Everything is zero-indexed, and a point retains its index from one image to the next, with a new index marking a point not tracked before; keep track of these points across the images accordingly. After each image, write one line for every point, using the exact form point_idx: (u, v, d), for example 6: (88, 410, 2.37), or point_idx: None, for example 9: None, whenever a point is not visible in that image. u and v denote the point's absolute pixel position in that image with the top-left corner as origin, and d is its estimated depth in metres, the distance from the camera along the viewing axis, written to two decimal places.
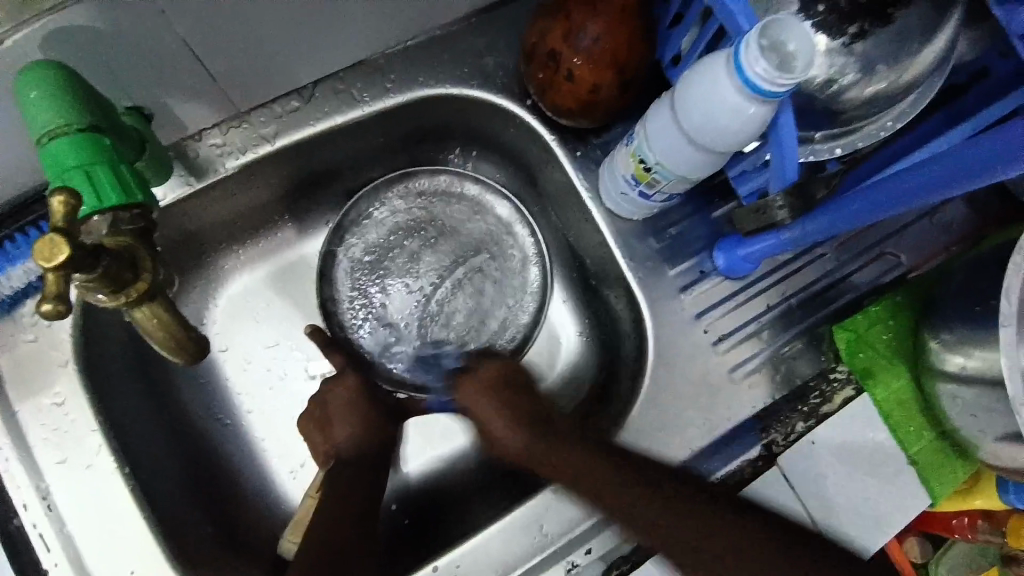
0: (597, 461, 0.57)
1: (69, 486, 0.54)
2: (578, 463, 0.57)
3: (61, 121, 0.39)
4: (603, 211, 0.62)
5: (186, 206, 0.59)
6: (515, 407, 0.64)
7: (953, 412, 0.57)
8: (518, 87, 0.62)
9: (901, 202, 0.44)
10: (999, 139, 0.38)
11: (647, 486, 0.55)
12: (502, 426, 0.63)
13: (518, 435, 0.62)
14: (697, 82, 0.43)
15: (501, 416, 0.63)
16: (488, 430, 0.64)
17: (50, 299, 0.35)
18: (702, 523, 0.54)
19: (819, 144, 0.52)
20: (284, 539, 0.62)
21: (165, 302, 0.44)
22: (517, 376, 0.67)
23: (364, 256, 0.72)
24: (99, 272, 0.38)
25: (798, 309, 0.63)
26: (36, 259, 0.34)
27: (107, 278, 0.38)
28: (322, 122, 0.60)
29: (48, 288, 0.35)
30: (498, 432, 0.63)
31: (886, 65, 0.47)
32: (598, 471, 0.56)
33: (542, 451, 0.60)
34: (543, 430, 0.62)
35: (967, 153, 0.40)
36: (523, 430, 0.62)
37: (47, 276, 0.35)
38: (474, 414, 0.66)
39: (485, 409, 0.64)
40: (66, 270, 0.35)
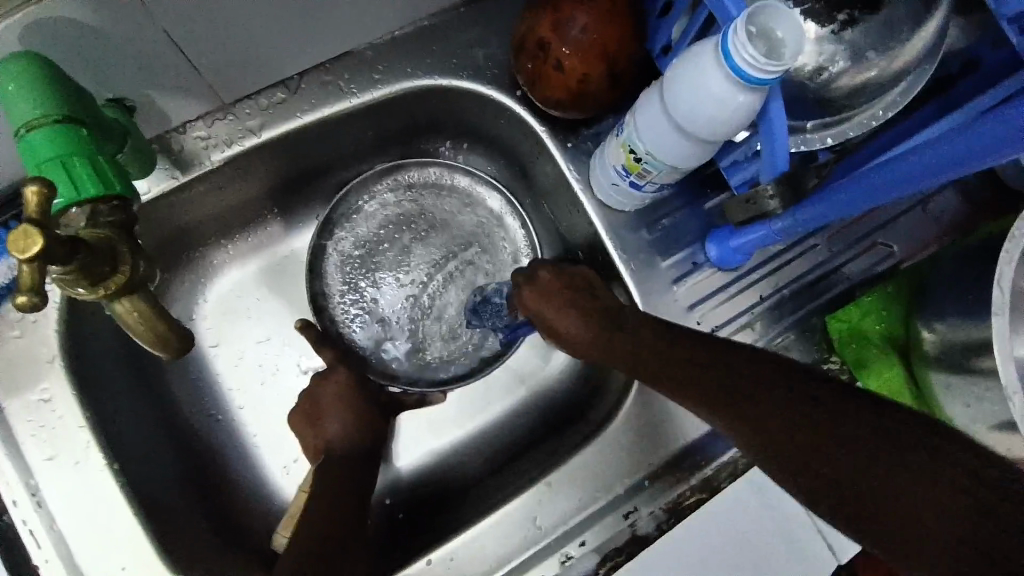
0: (722, 352, 0.52)
1: (59, 484, 0.53)
2: (653, 349, 0.54)
3: (36, 113, 0.38)
4: (595, 203, 0.62)
5: (172, 199, 0.59)
6: (586, 304, 0.60)
7: (946, 401, 0.58)
8: (508, 78, 0.61)
9: (894, 189, 0.44)
10: (978, 133, 0.38)
11: (763, 378, 0.49)
12: (571, 323, 0.60)
13: (582, 325, 0.59)
14: (685, 69, 0.43)
15: (572, 314, 0.60)
16: (554, 326, 0.61)
17: (24, 291, 0.34)
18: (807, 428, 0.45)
19: (811, 134, 0.51)
20: (276, 533, 0.63)
21: (147, 295, 0.43)
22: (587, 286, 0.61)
23: (354, 250, 0.71)
24: (77, 265, 0.37)
25: (790, 300, 0.63)
26: (9, 251, 0.33)
27: (86, 268, 0.38)
28: (309, 114, 0.59)
29: (23, 281, 0.34)
30: (565, 327, 0.60)
31: (876, 53, 0.46)
32: (696, 363, 0.52)
33: (605, 341, 0.58)
34: (613, 327, 0.57)
35: (949, 145, 0.40)
36: (595, 330, 0.58)
37: (22, 269, 0.34)
38: (537, 317, 0.62)
39: (556, 313, 0.61)
40: (42, 262, 0.34)
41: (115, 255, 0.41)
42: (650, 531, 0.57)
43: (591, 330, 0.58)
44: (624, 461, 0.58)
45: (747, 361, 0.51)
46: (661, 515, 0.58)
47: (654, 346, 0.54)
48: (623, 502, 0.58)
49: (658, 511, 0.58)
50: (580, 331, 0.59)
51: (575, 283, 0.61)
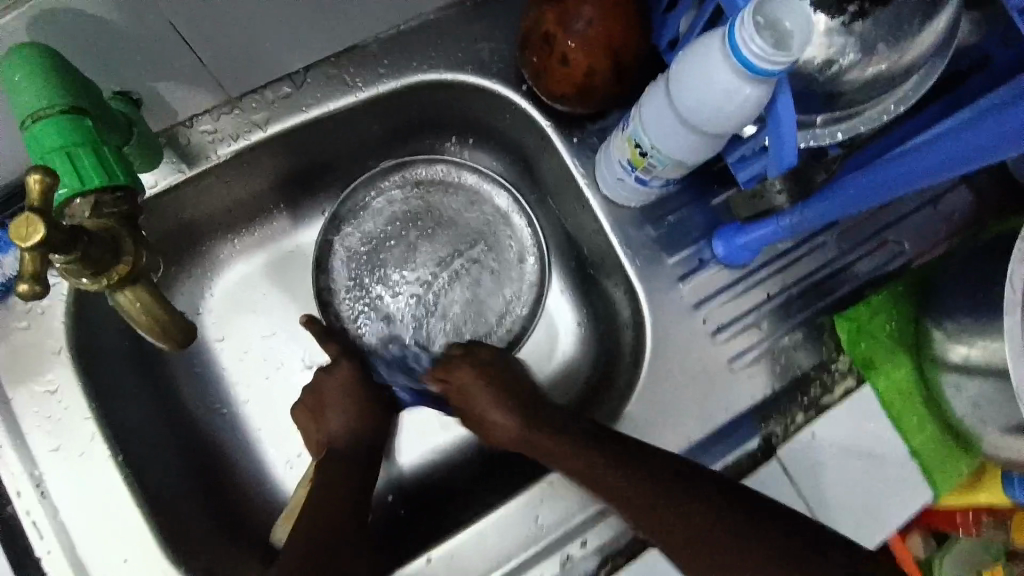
0: (626, 467, 0.53)
1: (63, 475, 0.54)
2: (591, 467, 0.53)
3: (43, 104, 0.38)
4: (600, 199, 0.61)
5: (178, 193, 0.59)
6: (509, 393, 0.61)
7: (955, 403, 0.57)
8: (513, 73, 0.61)
9: (903, 185, 0.44)
10: (976, 133, 0.38)
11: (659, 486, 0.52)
12: (500, 414, 0.60)
13: (513, 422, 0.60)
14: (691, 61, 0.42)
15: (501, 404, 0.60)
16: (474, 413, 0.62)
17: (26, 278, 0.35)
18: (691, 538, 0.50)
19: (820, 129, 0.50)
20: (277, 527, 0.63)
21: (149, 286, 0.44)
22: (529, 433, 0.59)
23: (360, 246, 0.71)
24: (79, 255, 0.38)
25: (798, 299, 0.62)
26: (11, 239, 0.34)
27: (87, 259, 0.38)
28: (315, 109, 0.59)
29: (25, 267, 0.35)
30: (489, 418, 0.61)
31: (886, 45, 0.46)
32: (654, 489, 0.52)
33: (528, 434, 0.58)
34: (542, 425, 0.58)
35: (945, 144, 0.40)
36: (518, 415, 0.60)
37: (23, 256, 0.34)
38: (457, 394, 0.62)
39: (480, 392, 0.61)
40: (43, 250, 0.35)
41: (117, 245, 0.41)
42: None
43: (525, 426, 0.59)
44: None
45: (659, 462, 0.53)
46: None
47: (591, 464, 0.54)
48: None
49: None
50: (503, 422, 0.60)
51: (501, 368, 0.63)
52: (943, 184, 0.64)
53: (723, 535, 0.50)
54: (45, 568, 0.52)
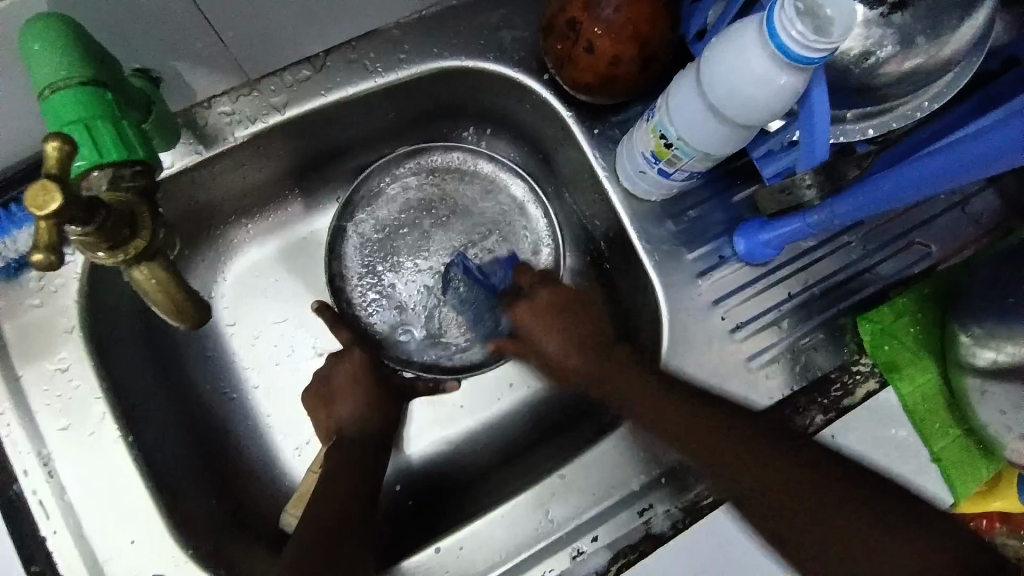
0: (720, 433, 0.55)
1: (73, 454, 0.53)
2: (661, 411, 0.56)
3: (63, 74, 0.38)
4: (619, 192, 0.60)
5: (195, 174, 0.58)
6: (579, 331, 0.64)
7: (980, 408, 0.55)
8: (534, 61, 0.60)
9: (937, 181, 0.42)
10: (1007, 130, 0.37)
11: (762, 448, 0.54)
12: (558, 344, 0.64)
13: (574, 355, 0.64)
14: (723, 48, 0.41)
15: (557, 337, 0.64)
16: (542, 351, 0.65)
17: (41, 249, 0.34)
18: (775, 487, 0.54)
19: (851, 124, 0.49)
20: (285, 513, 0.62)
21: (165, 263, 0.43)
22: (568, 300, 0.65)
23: (373, 233, 0.71)
24: (96, 227, 0.37)
25: (819, 299, 0.61)
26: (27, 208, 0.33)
27: (105, 231, 0.37)
28: (333, 93, 0.58)
29: (40, 238, 0.34)
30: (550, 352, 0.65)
31: (925, 37, 0.44)
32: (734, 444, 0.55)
33: (607, 368, 0.62)
34: (594, 344, 0.64)
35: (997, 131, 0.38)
36: (585, 355, 0.64)
37: (39, 226, 0.34)
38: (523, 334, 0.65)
39: (543, 336, 0.64)
40: (58, 221, 0.34)
41: (135, 218, 0.40)
42: (665, 529, 0.55)
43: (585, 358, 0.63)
44: (641, 456, 0.57)
45: (733, 422, 0.55)
46: (678, 514, 0.56)
47: (664, 416, 0.56)
48: (638, 498, 0.56)
49: (673, 510, 0.56)
50: (566, 351, 0.64)
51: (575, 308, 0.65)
52: (971, 185, 0.62)
53: (765, 449, 0.54)
54: (51, 549, 0.52)
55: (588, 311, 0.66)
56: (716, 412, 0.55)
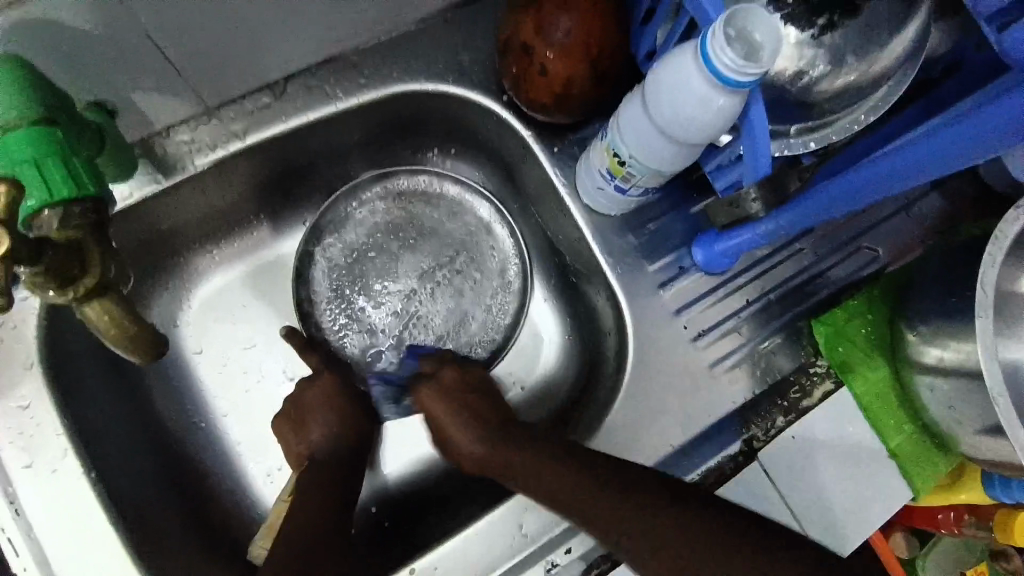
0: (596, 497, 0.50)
1: (35, 492, 0.52)
2: (558, 479, 0.52)
3: (13, 115, 0.38)
4: (581, 207, 0.62)
5: (157, 203, 0.58)
6: (479, 413, 0.60)
7: (932, 404, 0.58)
8: (493, 83, 0.62)
9: (872, 189, 0.46)
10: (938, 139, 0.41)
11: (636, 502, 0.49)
12: (457, 429, 0.59)
13: (479, 441, 0.58)
14: (665, 70, 0.43)
15: (467, 425, 0.59)
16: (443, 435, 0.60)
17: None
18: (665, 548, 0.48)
19: (794, 138, 0.52)
20: (255, 544, 0.61)
21: (118, 297, 0.43)
22: (479, 385, 0.63)
23: (342, 257, 0.71)
24: (44, 264, 0.38)
25: (777, 304, 0.63)
26: None
27: (51, 268, 0.39)
28: (293, 119, 0.59)
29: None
30: (450, 434, 0.60)
31: (856, 57, 0.47)
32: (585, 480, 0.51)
33: (497, 451, 0.56)
34: (506, 433, 0.58)
35: (923, 144, 0.42)
36: (492, 435, 0.58)
37: None
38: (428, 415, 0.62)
39: (445, 417, 0.60)
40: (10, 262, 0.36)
41: (85, 255, 0.41)
42: None
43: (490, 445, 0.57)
44: None
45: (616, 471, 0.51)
46: None
47: (551, 491, 0.52)
48: None
49: None
50: (472, 445, 0.58)
51: (485, 386, 0.63)
52: (915, 190, 0.65)
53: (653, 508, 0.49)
54: None
55: (499, 403, 0.62)
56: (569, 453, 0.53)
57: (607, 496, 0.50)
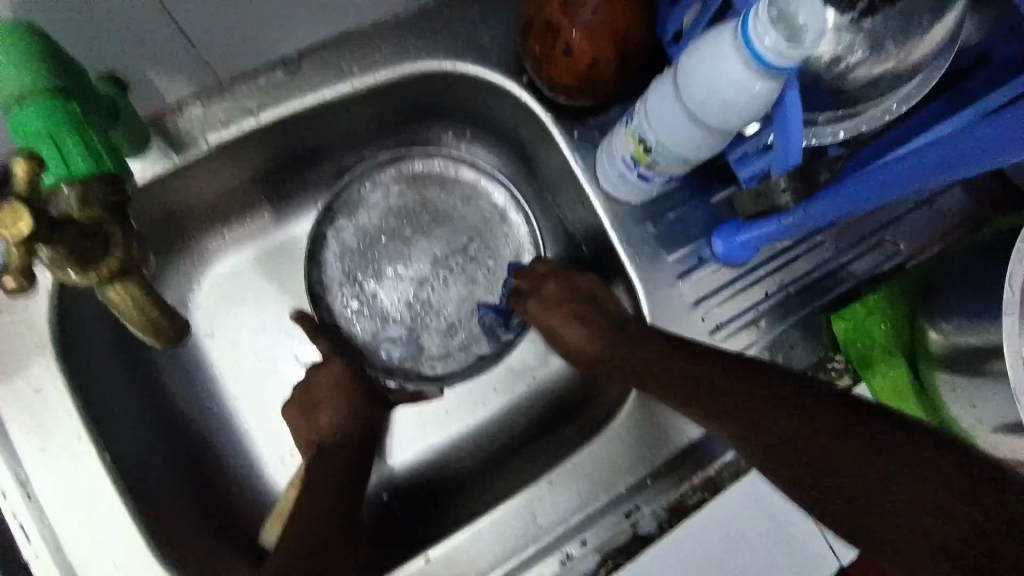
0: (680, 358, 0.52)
1: (46, 474, 0.51)
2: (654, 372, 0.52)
3: (27, 84, 0.36)
4: (600, 194, 0.61)
5: (167, 183, 0.57)
6: (600, 320, 0.59)
7: (952, 402, 0.57)
8: (514, 64, 0.60)
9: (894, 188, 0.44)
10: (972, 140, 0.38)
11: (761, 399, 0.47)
12: (575, 330, 0.60)
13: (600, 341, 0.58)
14: (700, 53, 0.42)
15: (574, 322, 0.60)
16: (555, 335, 0.62)
17: (13, 273, 0.35)
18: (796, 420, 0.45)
19: (823, 126, 0.50)
20: (266, 530, 0.61)
21: (139, 280, 0.42)
22: (591, 293, 0.61)
23: (354, 239, 0.70)
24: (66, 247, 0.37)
25: (796, 297, 0.62)
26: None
27: (76, 251, 0.37)
28: (311, 96, 0.57)
29: (13, 263, 0.35)
30: (566, 338, 0.61)
31: (895, 43, 0.46)
32: (683, 379, 0.51)
33: (605, 356, 0.58)
34: (617, 328, 0.58)
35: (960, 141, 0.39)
36: (602, 339, 0.58)
37: (10, 250, 0.34)
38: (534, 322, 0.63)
39: (560, 324, 0.61)
40: (30, 244, 0.34)
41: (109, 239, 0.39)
42: (652, 530, 0.56)
43: (606, 340, 0.58)
44: (628, 458, 0.57)
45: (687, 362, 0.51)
46: (664, 513, 0.56)
47: (670, 381, 0.51)
48: (625, 500, 0.56)
49: (660, 510, 0.57)
50: (587, 342, 0.59)
51: (587, 291, 0.62)
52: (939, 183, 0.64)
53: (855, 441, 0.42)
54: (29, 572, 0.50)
55: (609, 304, 0.61)
56: (710, 393, 0.49)
57: (738, 401, 0.48)
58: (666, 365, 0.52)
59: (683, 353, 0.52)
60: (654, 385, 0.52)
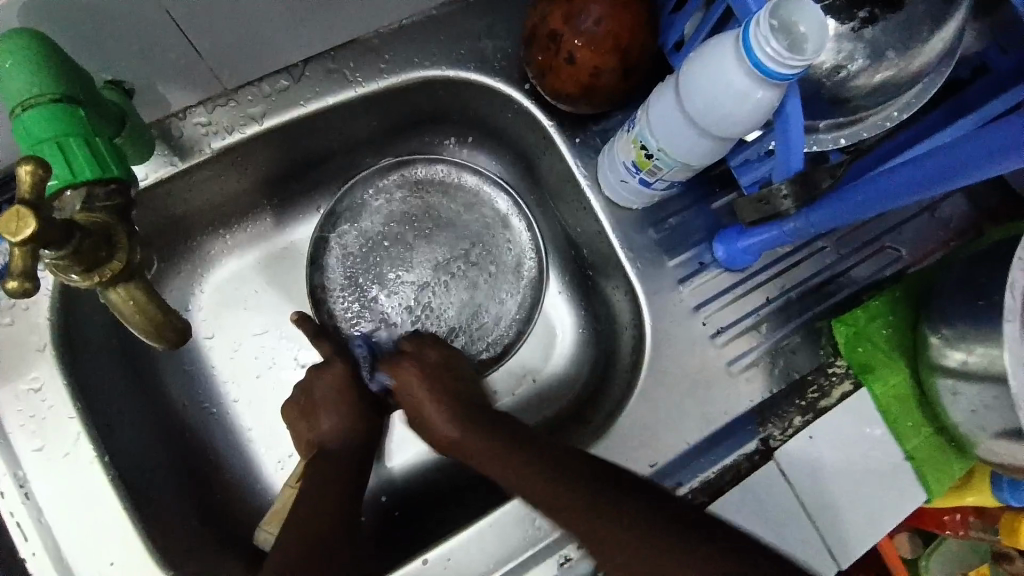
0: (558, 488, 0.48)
1: (47, 477, 0.51)
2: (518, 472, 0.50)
3: (33, 92, 0.37)
4: (601, 200, 0.61)
5: (170, 186, 0.57)
6: (447, 393, 0.59)
7: (952, 408, 0.57)
8: (516, 71, 0.60)
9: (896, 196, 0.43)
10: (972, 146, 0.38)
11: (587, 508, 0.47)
12: (437, 412, 0.58)
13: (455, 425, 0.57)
14: (702, 62, 0.42)
15: (435, 402, 0.59)
16: (421, 415, 0.60)
17: (16, 277, 0.34)
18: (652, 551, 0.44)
19: (823, 134, 0.51)
20: (260, 530, 0.60)
21: (142, 283, 0.42)
22: (450, 369, 0.62)
23: (357, 244, 0.70)
24: (71, 250, 0.36)
25: (796, 303, 0.62)
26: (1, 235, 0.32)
27: (79, 254, 0.37)
28: (313, 103, 0.58)
29: (14, 266, 0.34)
30: (434, 422, 0.58)
31: (896, 52, 0.46)
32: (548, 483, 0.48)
33: (466, 438, 0.55)
34: (472, 419, 0.57)
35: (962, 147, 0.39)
36: (466, 426, 0.56)
37: (13, 253, 0.34)
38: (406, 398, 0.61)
39: (432, 411, 0.58)
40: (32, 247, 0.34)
41: (112, 238, 0.39)
42: None
43: (461, 428, 0.56)
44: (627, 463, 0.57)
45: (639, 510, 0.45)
46: None
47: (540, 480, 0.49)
48: None
49: None
50: (459, 433, 0.56)
51: (435, 373, 0.61)
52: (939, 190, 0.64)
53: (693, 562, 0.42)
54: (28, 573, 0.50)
55: (468, 385, 0.62)
56: (551, 471, 0.49)
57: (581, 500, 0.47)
58: (525, 482, 0.49)
59: (539, 465, 0.50)
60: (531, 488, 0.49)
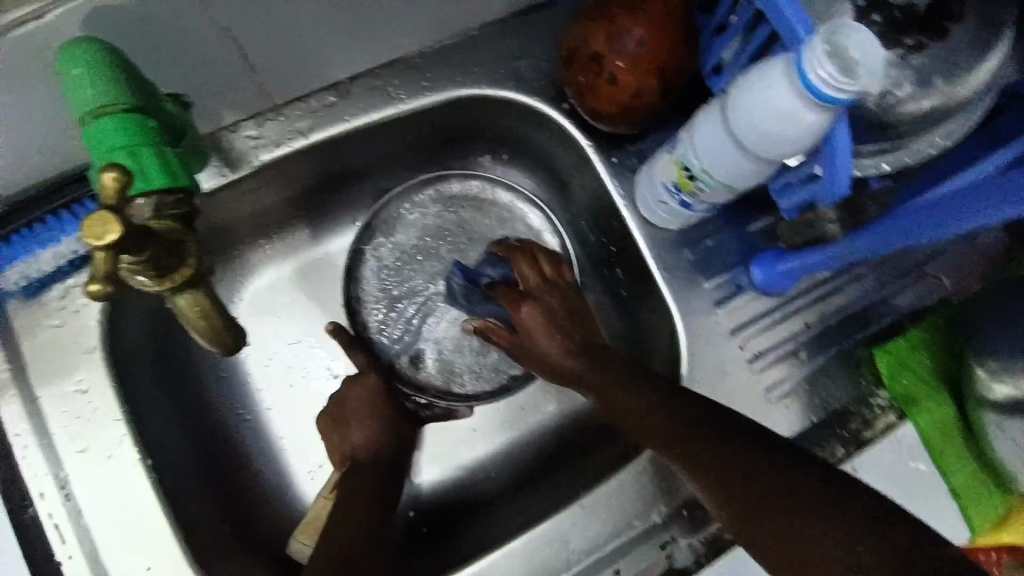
0: (639, 394, 0.52)
1: (87, 480, 0.52)
2: (625, 390, 0.54)
3: (108, 101, 0.39)
4: (638, 220, 0.61)
5: (220, 197, 0.59)
6: (561, 319, 0.61)
7: (998, 442, 0.57)
8: (555, 90, 0.61)
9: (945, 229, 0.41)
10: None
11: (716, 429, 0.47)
12: (547, 337, 0.60)
13: (573, 357, 0.59)
14: (751, 85, 0.42)
15: (549, 328, 0.60)
16: (532, 342, 0.61)
17: (98, 279, 0.34)
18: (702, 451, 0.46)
19: (864, 159, 0.50)
20: (292, 541, 0.60)
21: (207, 290, 0.43)
22: (571, 308, 0.62)
23: (391, 257, 0.71)
24: (147, 255, 0.37)
25: (836, 329, 0.61)
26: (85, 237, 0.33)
27: (154, 260, 0.38)
28: (359, 117, 0.59)
29: (98, 270, 0.34)
30: (540, 345, 0.61)
31: (942, 79, 0.46)
32: (652, 399, 0.51)
33: (585, 360, 0.58)
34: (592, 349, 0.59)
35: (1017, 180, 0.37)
36: (572, 350, 0.59)
37: (97, 257, 0.34)
38: (523, 327, 0.61)
39: (543, 339, 0.60)
40: (116, 251, 0.34)
41: (182, 246, 0.40)
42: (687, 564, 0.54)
43: (571, 348, 0.59)
44: (661, 487, 0.56)
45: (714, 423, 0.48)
46: (700, 548, 0.55)
47: (620, 389, 0.54)
48: (660, 531, 0.55)
49: (696, 544, 0.55)
50: (560, 352, 0.59)
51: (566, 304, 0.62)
52: None
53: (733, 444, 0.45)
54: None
55: (588, 325, 0.62)
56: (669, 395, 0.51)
57: (685, 426, 0.48)
58: (627, 392, 0.53)
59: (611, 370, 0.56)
60: (624, 397, 0.53)
